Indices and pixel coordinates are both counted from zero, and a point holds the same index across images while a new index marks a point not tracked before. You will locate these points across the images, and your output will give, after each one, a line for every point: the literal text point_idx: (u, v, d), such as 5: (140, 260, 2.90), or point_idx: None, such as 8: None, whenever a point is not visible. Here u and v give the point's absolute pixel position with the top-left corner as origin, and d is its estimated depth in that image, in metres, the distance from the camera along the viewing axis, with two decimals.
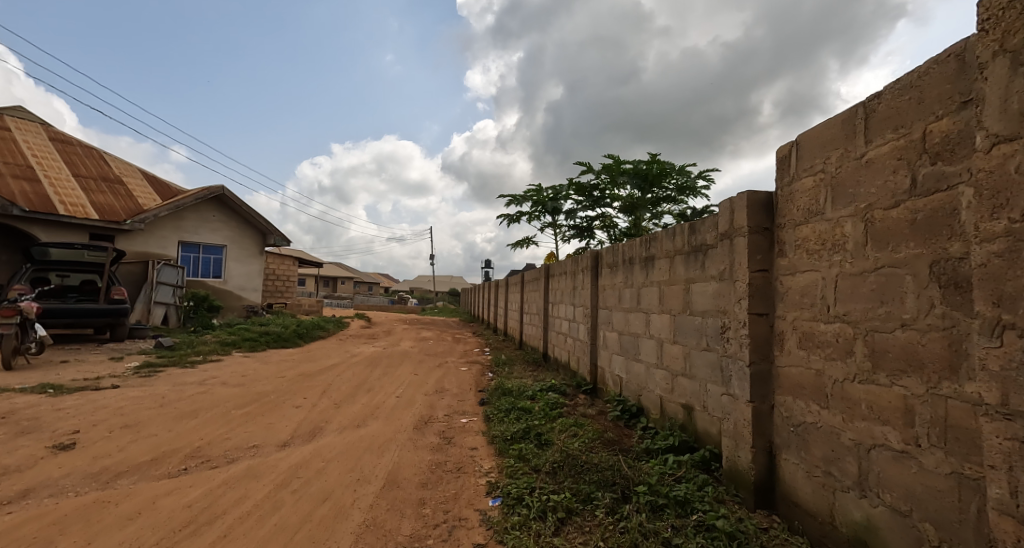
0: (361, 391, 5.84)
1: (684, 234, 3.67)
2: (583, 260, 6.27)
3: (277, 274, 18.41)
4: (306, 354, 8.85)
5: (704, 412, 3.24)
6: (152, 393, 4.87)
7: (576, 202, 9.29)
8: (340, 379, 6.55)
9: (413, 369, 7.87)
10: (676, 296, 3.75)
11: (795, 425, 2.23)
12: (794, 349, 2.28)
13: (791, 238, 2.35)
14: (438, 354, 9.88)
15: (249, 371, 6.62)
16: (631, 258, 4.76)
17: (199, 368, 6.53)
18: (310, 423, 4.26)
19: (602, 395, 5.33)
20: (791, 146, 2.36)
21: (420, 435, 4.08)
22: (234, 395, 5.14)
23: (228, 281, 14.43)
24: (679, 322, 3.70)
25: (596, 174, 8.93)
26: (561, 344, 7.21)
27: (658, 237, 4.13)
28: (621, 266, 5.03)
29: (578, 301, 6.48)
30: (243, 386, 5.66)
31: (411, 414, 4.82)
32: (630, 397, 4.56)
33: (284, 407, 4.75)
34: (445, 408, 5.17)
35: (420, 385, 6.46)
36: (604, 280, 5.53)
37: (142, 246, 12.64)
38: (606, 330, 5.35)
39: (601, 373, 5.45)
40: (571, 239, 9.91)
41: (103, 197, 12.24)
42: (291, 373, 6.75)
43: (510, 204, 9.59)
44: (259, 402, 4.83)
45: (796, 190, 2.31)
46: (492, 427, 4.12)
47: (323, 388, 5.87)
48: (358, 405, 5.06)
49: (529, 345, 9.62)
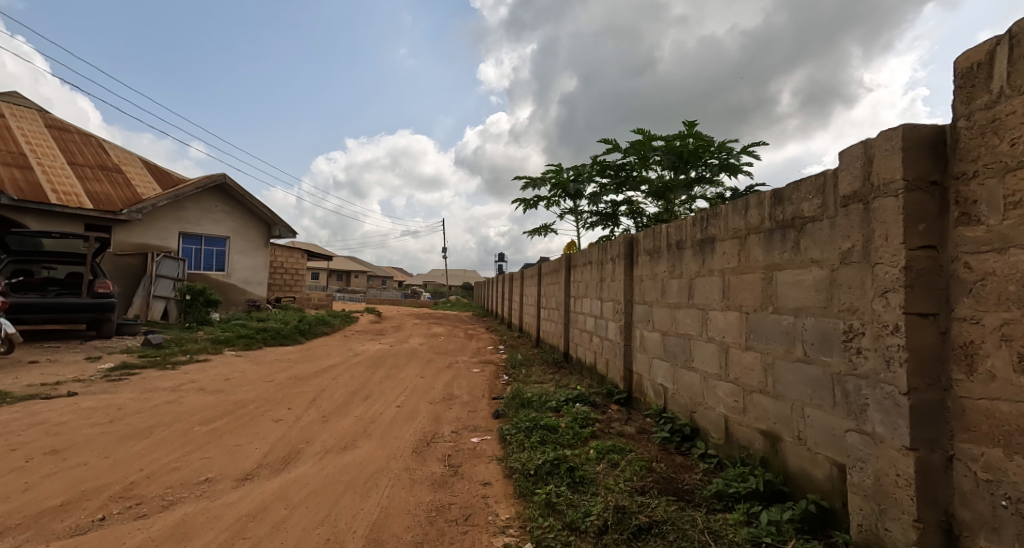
0: (357, 399, 5.07)
1: (761, 205, 2.79)
2: (614, 247, 5.42)
3: (286, 267, 17.85)
4: (306, 352, 8.15)
5: (800, 446, 2.39)
6: (109, 402, 4.17)
7: (600, 185, 8.41)
8: (336, 383, 5.79)
9: (421, 370, 7.13)
10: (751, 287, 2.88)
11: (1009, 497, 1.38)
12: (1002, 372, 1.42)
13: (994, 194, 1.46)
14: (448, 352, 9.11)
15: (235, 374, 5.90)
16: (679, 242, 3.89)
17: (181, 371, 5.83)
18: (286, 444, 3.50)
19: (641, 407, 4.50)
20: (994, 46, 1.47)
21: (420, 462, 3.28)
22: (208, 404, 4.42)
23: (232, 274, 13.86)
24: (756, 323, 2.82)
25: (623, 153, 8.04)
26: (586, 344, 6.39)
27: (720, 213, 3.27)
28: (664, 252, 4.17)
29: (607, 295, 5.65)
30: (222, 392, 4.94)
31: (411, 431, 4.04)
32: (679, 413, 3.73)
33: (263, 421, 4.01)
34: (453, 422, 4.36)
35: (426, 390, 5.68)
36: (642, 270, 4.66)
37: (141, 238, 12.09)
38: (645, 329, 4.51)
39: (638, 381, 4.63)
40: (594, 226, 9.01)
41: (98, 186, 11.70)
42: (282, 376, 6.02)
43: (526, 188, 8.74)
44: (235, 415, 4.10)
45: (1003, 114, 1.43)
46: (510, 454, 3.29)
47: (314, 395, 5.12)
48: (350, 419, 4.28)
49: (548, 344, 8.80)
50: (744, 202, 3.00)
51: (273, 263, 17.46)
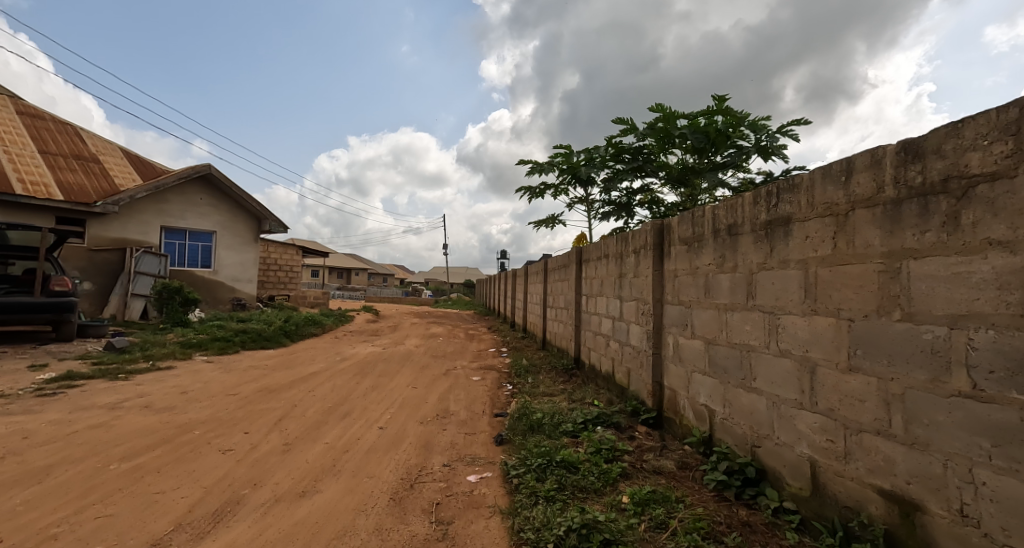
0: (333, 418, 4.25)
1: (875, 166, 1.96)
2: (638, 237, 4.61)
3: (279, 264, 17.03)
4: (288, 357, 7.33)
5: (964, 527, 1.57)
6: (18, 428, 3.36)
7: (614, 170, 7.58)
8: (312, 397, 4.97)
9: (414, 378, 6.32)
10: (859, 286, 2.04)
11: None
12: None
13: None
14: (446, 356, 8.29)
15: (196, 386, 5.09)
16: (733, 227, 3.06)
17: (132, 383, 5.02)
18: (226, 489, 2.69)
19: (677, 432, 3.68)
20: None
21: (397, 519, 2.47)
22: (147, 427, 3.61)
23: (219, 271, 13.09)
24: (866, 335, 1.99)
25: (640, 135, 7.22)
26: (602, 350, 5.58)
27: (799, 183, 2.44)
28: (710, 239, 3.34)
29: (628, 294, 4.84)
30: (172, 410, 4.12)
31: (392, 465, 3.22)
32: (735, 447, 2.90)
33: (207, 453, 3.21)
34: (446, 451, 3.55)
35: (418, 405, 4.87)
36: (677, 264, 3.84)
37: (119, 232, 11.29)
38: (683, 336, 3.71)
39: (672, 398, 3.82)
40: (605, 217, 8.18)
41: (72, 176, 10.92)
42: (250, 388, 5.22)
43: (532, 174, 7.90)
44: (174, 445, 3.29)
45: None
46: (520, 511, 2.48)
47: (282, 413, 4.32)
48: (319, 447, 3.47)
49: (555, 346, 7.98)
50: (841, 163, 2.17)
51: (265, 260, 16.67)
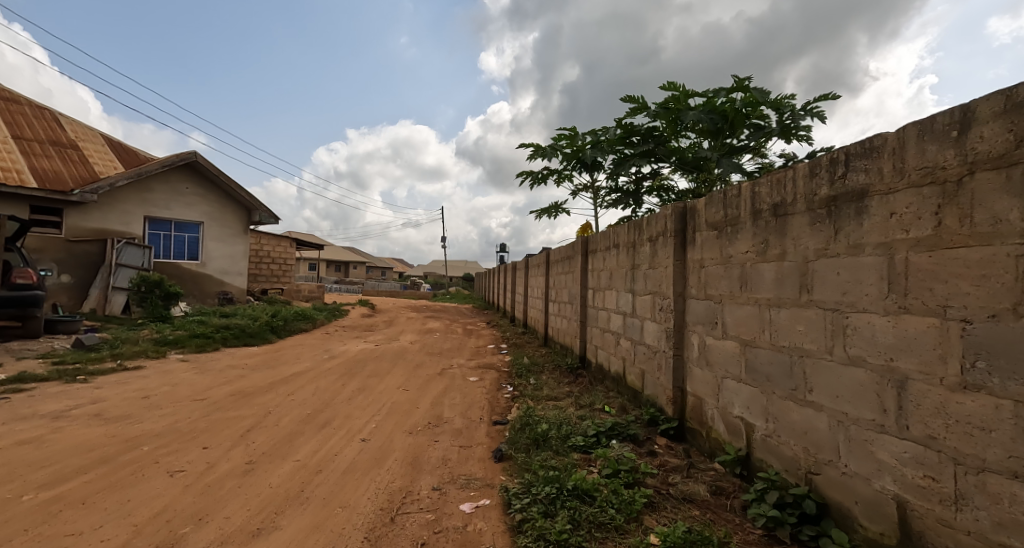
0: (311, 428, 3.74)
1: (1015, 111, 1.44)
2: (655, 222, 4.08)
3: (273, 257, 16.50)
4: (272, 356, 6.83)
5: None
6: None
7: (622, 154, 7.05)
8: (290, 402, 4.47)
9: (406, 378, 5.83)
10: (983, 276, 1.52)
11: None
12: None
13: None
14: (443, 354, 7.79)
15: (161, 390, 4.58)
16: (781, 206, 2.53)
17: (90, 387, 4.51)
18: (161, 529, 2.18)
19: (705, 447, 3.18)
20: None
21: None
22: (88, 442, 3.11)
23: (207, 264, 12.57)
24: (992, 342, 1.49)
25: (651, 115, 6.69)
26: (611, 349, 5.09)
27: (878, 145, 1.91)
28: (750, 221, 2.82)
29: (642, 288, 4.33)
30: (125, 420, 3.60)
31: (371, 491, 2.71)
32: (785, 474, 2.40)
33: (151, 477, 2.69)
34: (436, 470, 3.04)
35: (408, 411, 4.37)
36: (705, 253, 3.32)
37: (100, 223, 10.73)
38: (713, 334, 3.19)
39: (698, 406, 3.31)
40: (612, 205, 7.66)
41: (47, 163, 10.36)
42: (223, 391, 4.72)
43: (535, 159, 7.37)
44: (112, 466, 2.78)
45: None
46: None
47: (253, 422, 3.81)
48: (288, 467, 2.97)
49: (558, 343, 7.48)
50: (949, 114, 1.65)
51: (257, 253, 16.14)
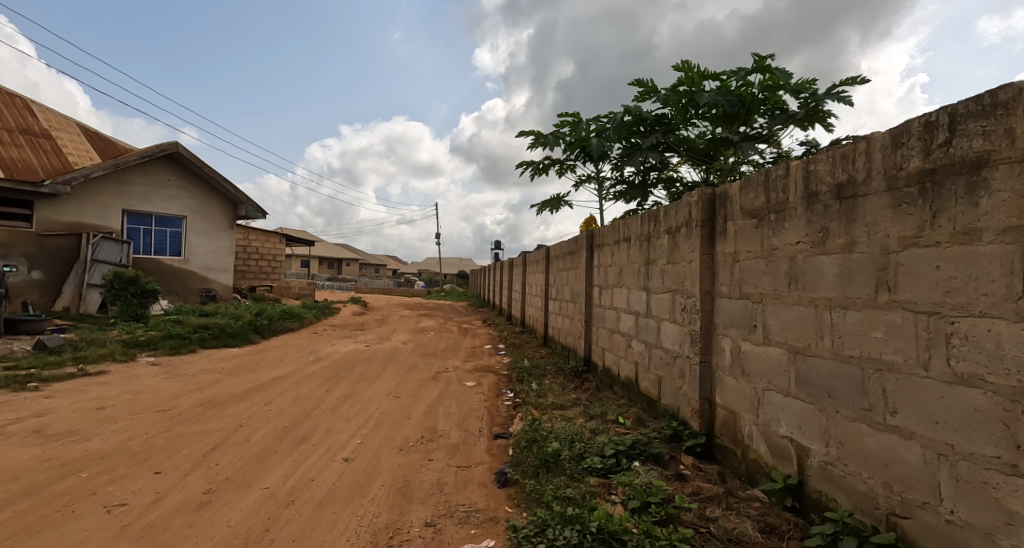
0: (286, 445, 3.27)
1: None
2: (676, 211, 3.63)
3: (261, 253, 15.91)
4: (254, 358, 6.33)
5: None
6: None
7: (629, 143, 6.60)
8: (266, 412, 3.99)
9: (397, 382, 5.36)
10: None
11: None
12: None
13: None
14: (438, 355, 7.32)
15: (121, 399, 4.07)
16: (848, 186, 2.08)
17: (39, 396, 4.00)
18: None
19: (740, 469, 2.74)
20: None
21: None
22: (14, 468, 2.61)
23: (191, 260, 12.01)
24: None
25: (661, 100, 6.24)
26: (620, 351, 4.65)
27: (1009, 100, 1.47)
28: (804, 205, 2.36)
29: (659, 285, 3.88)
30: (69, 438, 3.11)
31: (351, 529, 2.24)
32: (858, 514, 1.95)
33: (80, 515, 2.21)
34: (430, 500, 2.57)
35: (399, 422, 3.90)
36: (740, 245, 2.88)
37: (74, 215, 10.14)
38: (751, 339, 2.74)
39: (732, 422, 2.87)
40: (616, 198, 7.21)
41: (17, 152, 9.77)
42: (192, 399, 4.23)
43: (535, 147, 6.89)
44: (35, 501, 2.29)
45: None
46: None
47: (220, 438, 3.33)
48: (253, 497, 2.50)
49: (560, 344, 7.04)
50: None
51: (244, 249, 15.55)
